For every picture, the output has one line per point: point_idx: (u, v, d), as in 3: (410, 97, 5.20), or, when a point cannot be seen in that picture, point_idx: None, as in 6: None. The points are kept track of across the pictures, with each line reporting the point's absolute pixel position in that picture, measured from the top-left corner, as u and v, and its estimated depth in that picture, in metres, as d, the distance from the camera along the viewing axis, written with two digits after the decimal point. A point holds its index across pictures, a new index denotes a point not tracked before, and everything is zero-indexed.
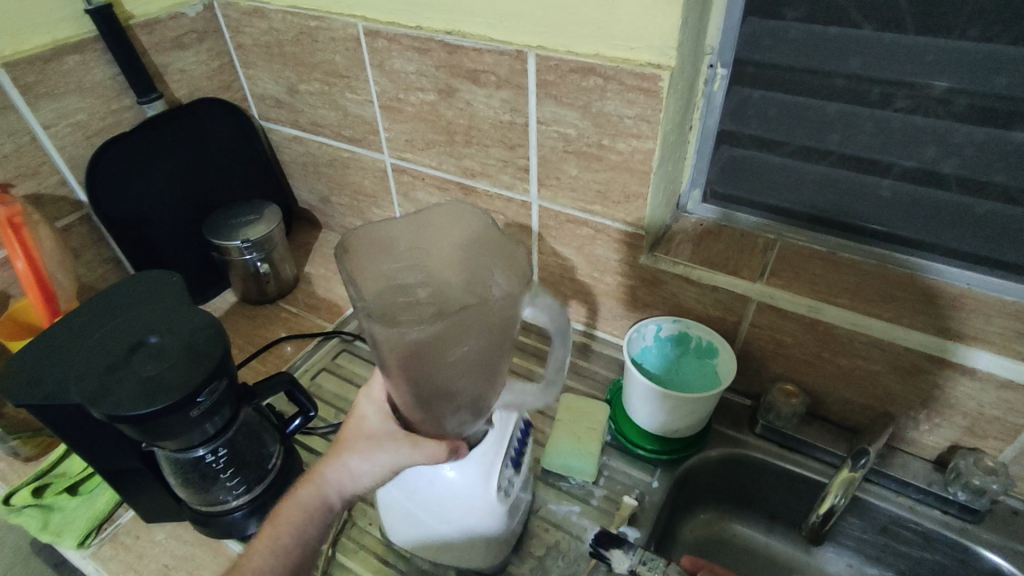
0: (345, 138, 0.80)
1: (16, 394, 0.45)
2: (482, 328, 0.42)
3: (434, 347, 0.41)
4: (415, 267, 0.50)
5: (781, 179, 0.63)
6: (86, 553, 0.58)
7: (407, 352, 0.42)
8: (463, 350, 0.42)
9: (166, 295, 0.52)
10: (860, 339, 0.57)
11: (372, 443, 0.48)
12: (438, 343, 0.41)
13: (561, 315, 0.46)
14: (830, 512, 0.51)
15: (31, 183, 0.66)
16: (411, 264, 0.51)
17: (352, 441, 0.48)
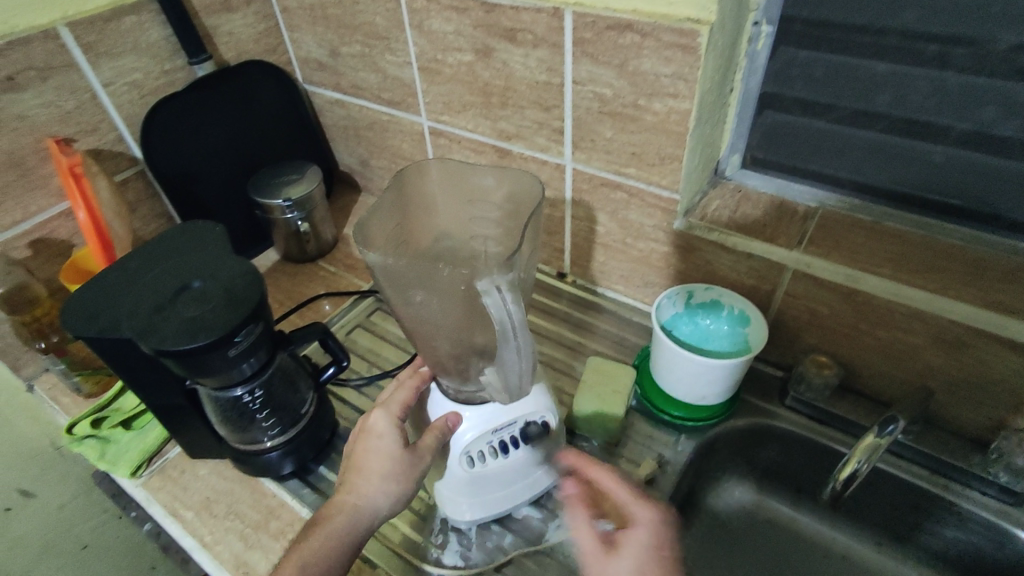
0: (385, 101, 0.81)
1: (76, 327, 0.49)
2: (445, 286, 0.43)
3: (399, 282, 0.44)
4: (476, 222, 0.52)
5: (825, 143, 0.60)
6: (138, 483, 0.63)
7: (387, 280, 0.44)
8: (425, 296, 0.44)
9: (208, 244, 0.55)
10: (900, 311, 0.55)
11: (390, 469, 0.49)
12: (403, 280, 0.44)
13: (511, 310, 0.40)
14: (852, 477, 0.51)
15: (91, 138, 0.70)
16: (475, 216, 0.52)
17: (366, 466, 0.49)
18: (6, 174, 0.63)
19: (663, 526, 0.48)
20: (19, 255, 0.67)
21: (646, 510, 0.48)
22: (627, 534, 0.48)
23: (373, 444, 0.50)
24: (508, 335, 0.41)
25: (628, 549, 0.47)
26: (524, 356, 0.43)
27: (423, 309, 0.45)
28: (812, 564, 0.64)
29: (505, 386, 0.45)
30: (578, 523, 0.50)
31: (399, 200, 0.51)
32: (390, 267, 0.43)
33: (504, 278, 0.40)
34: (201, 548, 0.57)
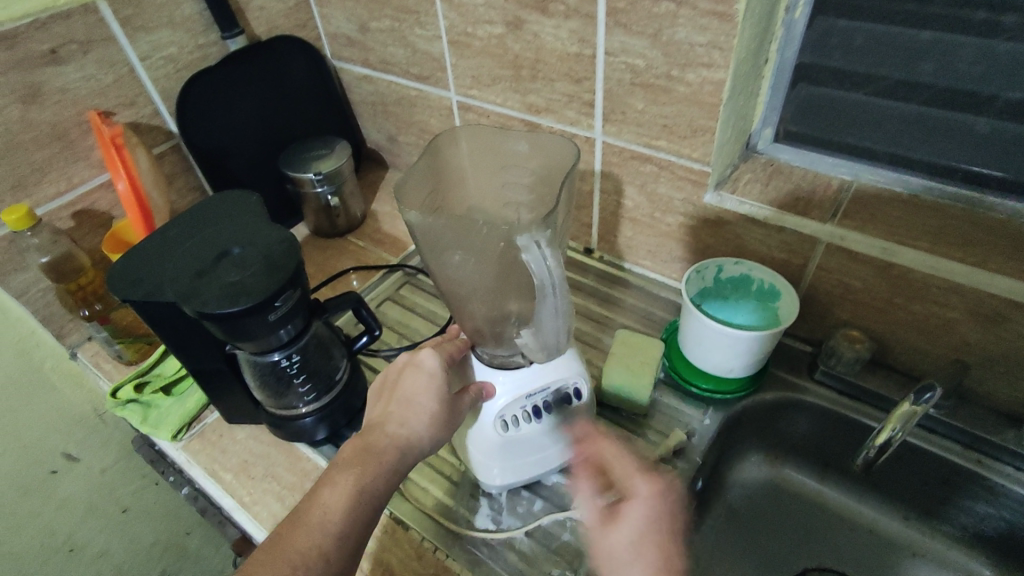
0: (413, 76, 0.81)
1: (120, 291, 0.50)
2: (482, 248, 0.44)
3: (436, 243, 0.45)
4: (511, 186, 0.53)
5: (862, 115, 0.59)
6: (179, 445, 0.66)
7: (426, 240, 0.45)
8: (463, 257, 0.45)
9: (247, 212, 0.56)
10: (936, 284, 0.54)
11: (440, 412, 0.50)
12: (441, 241, 0.44)
13: (553, 264, 0.41)
14: (887, 444, 0.53)
15: (129, 112, 0.71)
16: (509, 179, 0.53)
17: (418, 401, 0.50)
18: (51, 146, 0.65)
19: (661, 498, 0.51)
20: (63, 226, 0.69)
21: (647, 483, 0.51)
22: (627, 508, 0.50)
23: (424, 380, 0.51)
24: (546, 292, 0.42)
25: (628, 522, 0.50)
26: (560, 313, 0.44)
27: (461, 271, 0.46)
28: (838, 537, 0.64)
29: (542, 343, 0.46)
30: (580, 494, 0.55)
31: (434, 165, 0.52)
32: (428, 226, 0.43)
33: (543, 236, 0.40)
34: (240, 507, 0.60)
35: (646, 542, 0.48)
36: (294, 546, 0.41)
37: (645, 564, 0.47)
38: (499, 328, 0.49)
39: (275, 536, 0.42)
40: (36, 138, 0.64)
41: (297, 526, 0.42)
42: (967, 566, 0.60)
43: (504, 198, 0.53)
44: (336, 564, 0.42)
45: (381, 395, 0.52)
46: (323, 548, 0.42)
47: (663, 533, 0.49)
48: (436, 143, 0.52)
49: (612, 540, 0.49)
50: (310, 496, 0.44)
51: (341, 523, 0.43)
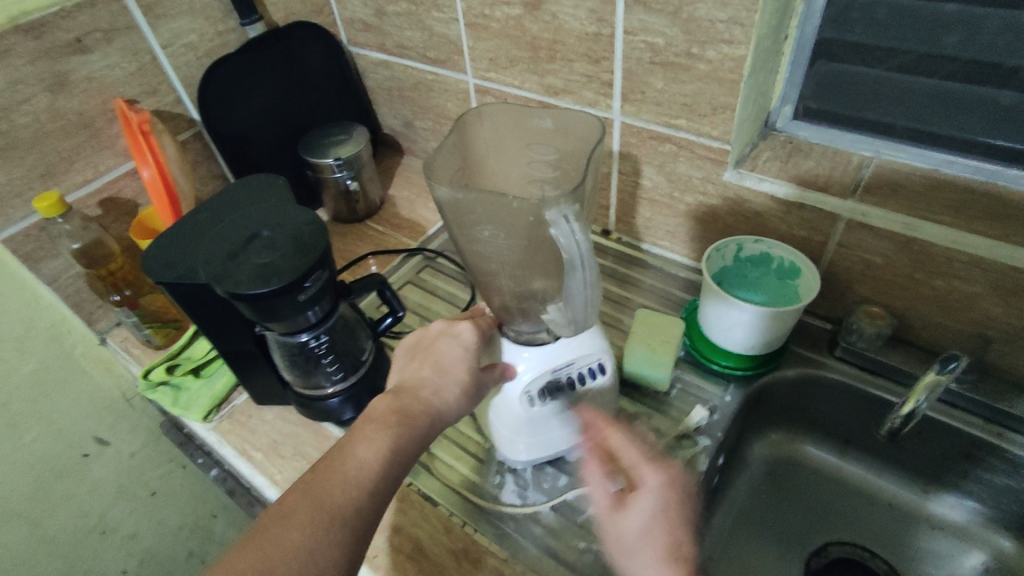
0: (430, 60, 0.81)
1: (155, 272, 0.52)
2: (508, 223, 0.44)
3: (465, 219, 0.45)
4: (538, 162, 0.54)
5: (884, 91, 0.59)
6: (210, 426, 0.67)
7: (454, 216, 0.46)
8: (493, 231, 0.45)
9: (274, 195, 0.57)
10: (959, 258, 0.54)
11: (469, 384, 0.51)
12: (468, 215, 0.45)
13: (583, 239, 0.41)
14: (912, 413, 0.53)
15: (152, 100, 0.72)
16: (536, 155, 0.54)
17: (451, 371, 0.51)
18: (78, 135, 0.66)
19: (668, 487, 0.47)
20: (91, 214, 0.71)
21: (655, 472, 0.48)
22: (635, 498, 0.48)
23: (458, 352, 0.52)
24: (576, 266, 0.42)
25: (636, 510, 0.47)
26: (589, 287, 0.44)
27: (490, 245, 0.47)
28: (858, 512, 0.65)
29: (572, 319, 0.47)
30: (593, 486, 0.50)
31: (461, 143, 0.52)
32: (458, 201, 0.44)
33: (572, 210, 0.40)
34: (271, 485, 0.61)
35: (651, 532, 0.45)
36: (330, 495, 0.42)
37: (653, 554, 0.44)
38: (526, 304, 0.50)
39: (308, 480, 0.44)
40: (64, 126, 0.65)
41: (332, 475, 0.44)
42: (988, 539, 0.60)
43: (532, 174, 0.54)
44: (368, 516, 0.43)
45: (415, 359, 0.53)
46: (358, 500, 0.43)
47: (671, 521, 0.46)
48: (463, 120, 0.52)
49: (623, 529, 0.47)
50: (344, 449, 0.46)
51: (376, 479, 0.44)
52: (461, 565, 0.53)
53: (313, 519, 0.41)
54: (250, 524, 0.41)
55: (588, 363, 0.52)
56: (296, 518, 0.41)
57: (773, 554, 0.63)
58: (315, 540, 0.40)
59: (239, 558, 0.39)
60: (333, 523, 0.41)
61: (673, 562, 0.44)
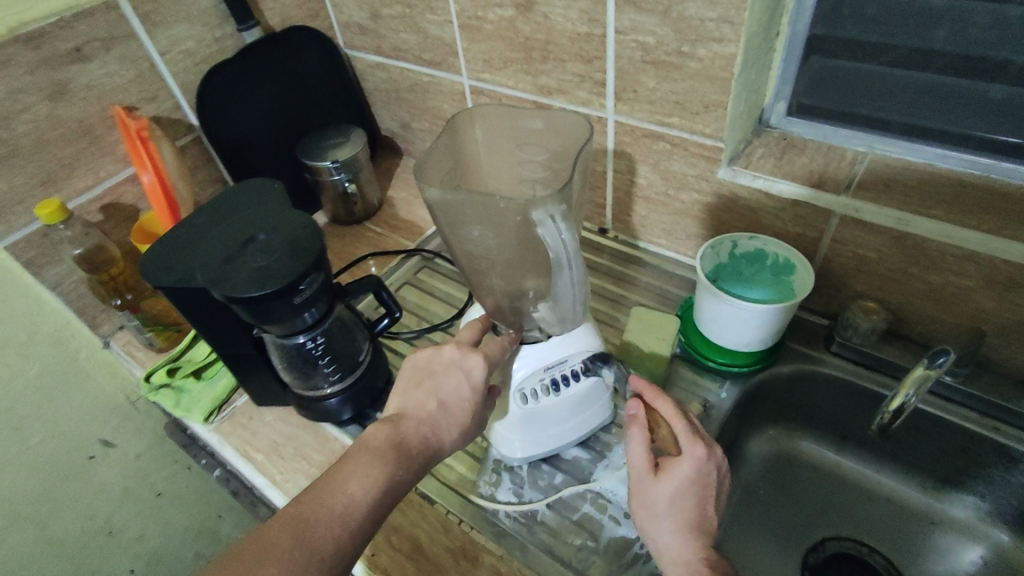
0: (425, 62, 0.82)
1: (153, 277, 0.52)
2: (497, 223, 0.45)
3: (455, 219, 0.46)
4: (533, 163, 0.54)
5: (876, 85, 0.60)
6: (211, 428, 0.68)
7: (441, 215, 0.46)
8: (482, 232, 0.46)
9: (270, 199, 0.58)
10: (953, 253, 0.54)
11: (467, 423, 0.51)
12: (456, 217, 0.46)
13: (570, 238, 0.42)
14: (900, 410, 0.53)
15: (151, 107, 0.73)
16: (531, 155, 0.54)
17: (453, 407, 0.50)
18: (78, 142, 0.67)
19: (708, 466, 0.47)
20: (92, 219, 0.72)
21: (698, 449, 0.47)
22: (671, 466, 0.47)
23: (464, 389, 0.50)
24: (562, 263, 0.44)
25: (670, 479, 0.47)
26: (576, 284, 0.45)
27: (481, 244, 0.47)
28: (856, 507, 0.65)
29: (559, 314, 0.49)
30: (630, 441, 0.49)
31: (453, 144, 0.53)
32: (446, 202, 0.44)
33: (558, 209, 0.41)
34: (273, 485, 0.62)
35: (681, 502, 0.47)
36: (316, 528, 0.41)
37: (675, 521, 0.46)
38: (518, 303, 0.50)
39: (294, 509, 0.42)
40: (64, 134, 0.66)
41: (320, 506, 0.43)
42: (984, 532, 0.61)
43: (528, 176, 0.54)
44: (347, 554, 0.42)
45: (419, 386, 0.51)
46: (341, 536, 0.42)
47: (701, 493, 0.47)
48: (454, 123, 0.53)
49: (652, 492, 0.47)
50: (335, 478, 0.45)
51: (363, 516, 0.43)
52: (459, 562, 0.53)
53: (295, 553, 0.40)
54: (228, 547, 0.40)
55: (580, 360, 0.53)
56: (278, 549, 0.40)
57: (770, 549, 0.64)
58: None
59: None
60: (314, 559, 0.40)
61: (695, 529, 0.47)
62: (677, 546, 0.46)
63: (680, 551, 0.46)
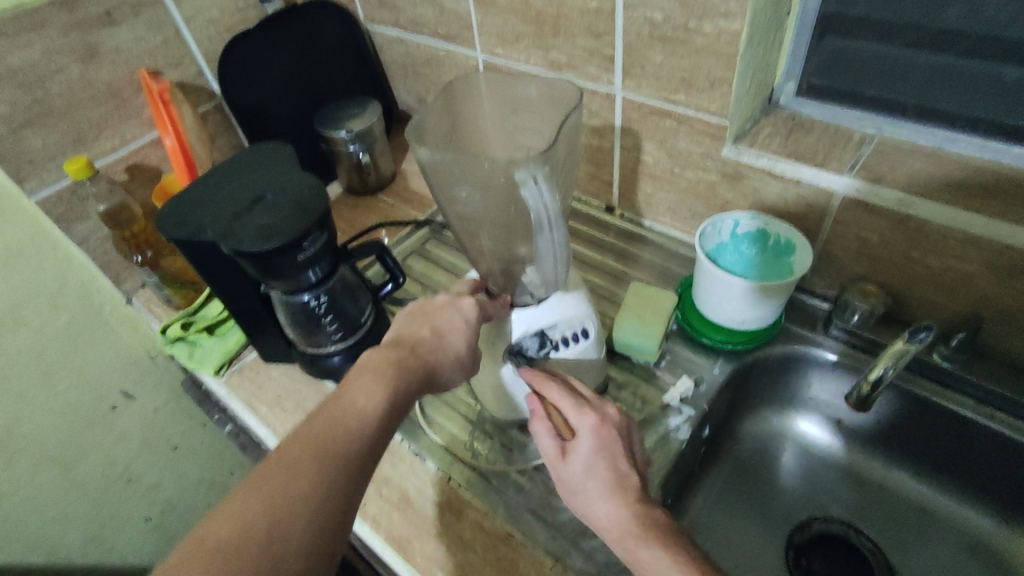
0: (441, 36, 0.83)
1: (167, 230, 0.55)
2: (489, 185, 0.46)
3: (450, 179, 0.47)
4: (531, 130, 0.57)
5: (887, 67, 0.59)
6: (221, 380, 0.71)
7: (432, 173, 0.49)
8: (470, 192, 0.48)
9: (281, 161, 0.60)
10: (954, 237, 0.53)
11: (464, 356, 0.51)
12: (450, 175, 0.47)
13: (550, 200, 0.44)
14: (877, 381, 0.54)
15: (175, 72, 0.76)
16: (530, 123, 0.57)
17: (450, 339, 0.50)
18: (107, 104, 0.71)
19: (603, 428, 0.47)
20: (118, 178, 0.75)
21: (585, 416, 0.48)
22: (575, 443, 0.47)
23: (460, 324, 0.51)
24: (543, 226, 0.46)
25: (578, 455, 0.47)
26: (558, 247, 0.47)
27: (469, 206, 0.50)
28: (845, 490, 0.66)
29: (543, 277, 0.51)
30: (534, 434, 0.49)
31: (448, 111, 0.55)
32: (438, 162, 0.46)
33: (541, 171, 0.43)
34: (275, 436, 0.65)
35: (595, 470, 0.46)
36: (333, 444, 0.41)
37: (598, 488, 0.45)
38: (511, 267, 0.54)
39: (307, 429, 0.42)
40: (93, 95, 0.69)
41: (336, 425, 0.42)
42: (970, 518, 0.61)
43: (525, 141, 0.58)
44: (365, 466, 0.42)
45: (413, 321, 0.52)
46: (358, 451, 0.42)
47: (613, 458, 0.47)
48: (443, 95, 0.55)
49: (568, 472, 0.47)
50: (340, 400, 0.44)
51: (376, 430, 0.43)
52: (444, 516, 0.56)
53: (320, 469, 0.40)
54: (251, 470, 0.40)
55: (571, 328, 0.53)
56: (301, 467, 0.39)
57: (756, 526, 0.64)
58: (322, 493, 0.39)
59: (242, 504, 0.37)
60: (340, 473, 0.40)
61: (620, 494, 0.45)
62: (608, 511, 0.45)
63: (612, 516, 0.44)
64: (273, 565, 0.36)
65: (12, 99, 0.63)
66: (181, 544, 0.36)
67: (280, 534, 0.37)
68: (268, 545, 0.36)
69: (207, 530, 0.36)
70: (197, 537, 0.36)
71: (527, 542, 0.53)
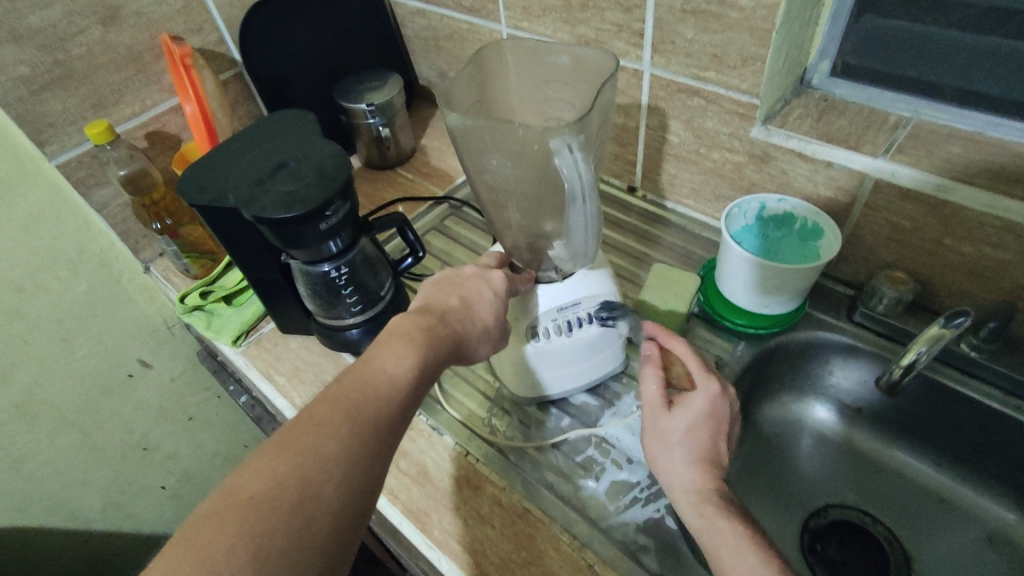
0: (465, 8, 0.81)
1: (188, 195, 0.55)
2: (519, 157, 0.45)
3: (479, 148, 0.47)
4: (561, 101, 0.57)
5: (927, 47, 0.57)
6: (239, 350, 0.71)
7: (461, 140, 0.48)
8: (500, 161, 0.47)
9: (303, 129, 0.59)
10: (991, 223, 0.52)
11: (491, 329, 0.51)
12: (480, 143, 0.47)
13: (587, 170, 0.43)
14: (910, 367, 0.54)
15: (195, 39, 0.76)
16: (560, 95, 0.56)
17: (478, 309, 0.50)
18: (127, 69, 0.70)
19: (722, 401, 0.47)
20: (138, 145, 0.75)
21: (713, 382, 0.48)
22: (686, 400, 0.48)
23: (488, 295, 0.51)
24: (576, 197, 0.45)
25: (683, 413, 0.47)
26: (590, 221, 0.46)
27: (498, 174, 0.49)
28: (864, 478, 0.65)
29: (573, 250, 0.50)
30: (645, 376, 0.50)
31: (476, 81, 0.54)
32: (467, 129, 0.46)
33: (575, 139, 0.43)
34: (293, 406, 0.65)
35: (693, 435, 0.47)
36: (363, 406, 0.41)
37: (689, 453, 0.46)
38: (537, 242, 0.54)
39: (336, 391, 0.42)
40: (114, 59, 0.68)
41: (366, 389, 0.42)
42: (990, 511, 0.60)
43: (555, 114, 0.58)
44: (393, 432, 0.42)
45: (442, 290, 0.51)
46: (387, 415, 0.42)
47: (713, 431, 0.47)
48: (471, 66, 0.53)
49: (667, 424, 0.48)
50: (369, 364, 0.44)
51: (405, 396, 0.43)
52: (461, 490, 0.56)
53: (350, 430, 0.39)
54: (280, 427, 0.39)
55: (595, 306, 0.53)
56: (332, 427, 0.39)
57: (770, 510, 0.64)
58: (353, 452, 0.39)
59: (273, 460, 0.37)
60: (369, 436, 0.40)
61: (709, 466, 0.46)
62: (690, 477, 0.45)
63: (693, 482, 0.45)
64: (306, 521, 0.36)
65: (32, 60, 0.62)
66: (212, 495, 0.36)
67: (312, 491, 0.36)
68: (300, 501, 0.36)
69: (239, 483, 0.36)
70: (227, 490, 0.36)
71: (544, 518, 0.53)
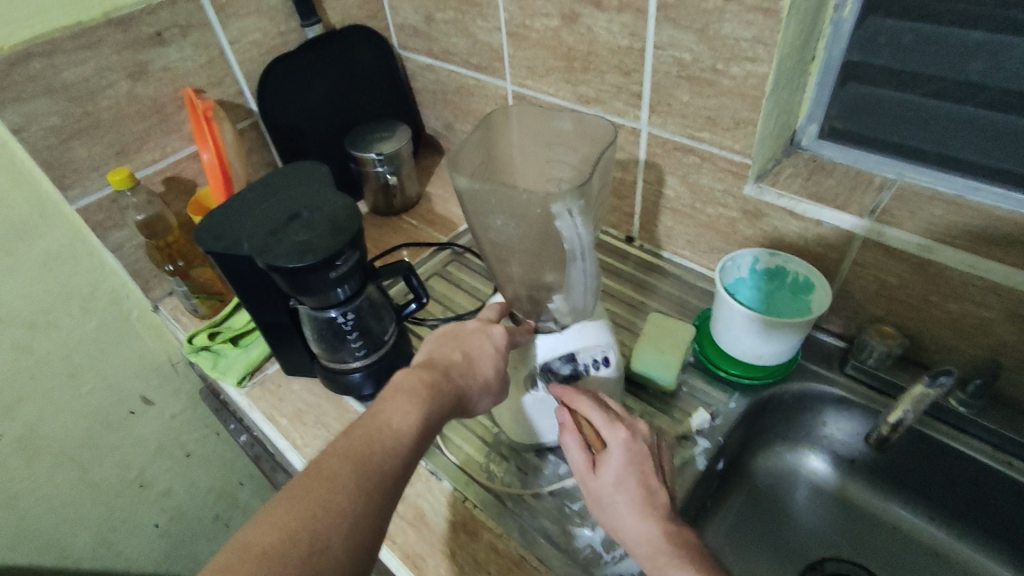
0: (473, 66, 0.85)
1: (206, 243, 0.57)
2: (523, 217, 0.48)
3: (485, 206, 0.50)
4: (562, 162, 0.60)
5: (909, 115, 0.60)
6: (242, 391, 0.73)
7: (468, 199, 0.51)
8: (506, 220, 0.50)
9: (316, 180, 0.62)
10: (974, 284, 0.54)
11: (492, 382, 0.52)
12: (486, 204, 0.49)
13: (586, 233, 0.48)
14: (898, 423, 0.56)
15: (217, 91, 0.79)
16: (562, 158, 0.60)
17: (480, 364, 0.52)
18: (150, 118, 0.73)
19: (633, 445, 0.50)
20: (156, 190, 0.78)
21: (617, 430, 0.50)
22: (604, 457, 0.50)
23: (489, 350, 0.53)
24: (576, 256, 0.50)
25: (609, 469, 0.49)
26: (589, 277, 0.51)
27: (503, 233, 0.52)
28: (860, 531, 0.66)
29: (572, 304, 0.53)
30: (566, 445, 0.52)
31: (483, 140, 0.58)
32: (475, 190, 0.48)
33: (576, 205, 0.46)
34: (294, 448, 0.66)
35: (625, 485, 0.49)
36: (370, 460, 0.42)
37: (627, 502, 0.48)
38: (537, 294, 0.55)
39: (346, 444, 0.43)
40: (139, 110, 0.72)
41: (372, 443, 0.43)
42: (984, 567, 0.61)
43: (556, 173, 0.61)
44: (398, 485, 0.43)
45: (445, 344, 0.53)
46: (393, 469, 0.43)
47: (642, 474, 0.49)
48: (478, 126, 0.57)
49: (600, 486, 0.50)
50: (376, 418, 0.45)
51: (409, 448, 0.45)
52: (458, 535, 0.56)
53: (358, 483, 0.41)
54: (291, 480, 0.41)
55: (591, 356, 0.55)
56: (341, 480, 0.41)
57: (769, 564, 0.64)
58: (360, 506, 0.40)
59: (285, 513, 0.38)
60: (376, 489, 0.41)
61: (649, 510, 0.48)
62: (640, 528, 0.47)
63: (642, 532, 0.47)
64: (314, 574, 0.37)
65: (62, 111, 0.65)
66: (224, 548, 0.37)
67: (321, 545, 0.38)
68: (309, 555, 0.37)
69: (251, 537, 0.37)
70: (240, 543, 0.37)
71: (541, 566, 0.53)
